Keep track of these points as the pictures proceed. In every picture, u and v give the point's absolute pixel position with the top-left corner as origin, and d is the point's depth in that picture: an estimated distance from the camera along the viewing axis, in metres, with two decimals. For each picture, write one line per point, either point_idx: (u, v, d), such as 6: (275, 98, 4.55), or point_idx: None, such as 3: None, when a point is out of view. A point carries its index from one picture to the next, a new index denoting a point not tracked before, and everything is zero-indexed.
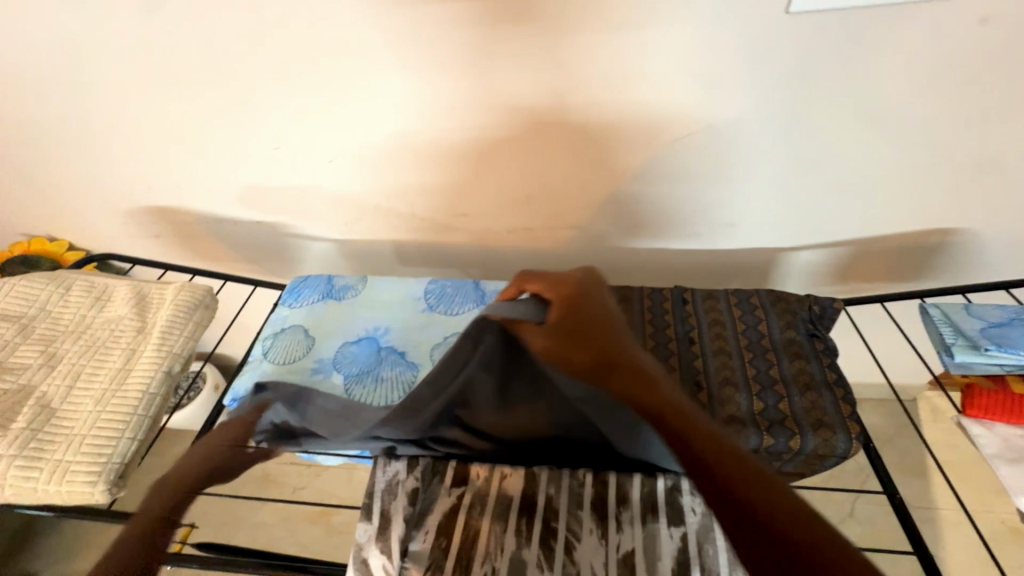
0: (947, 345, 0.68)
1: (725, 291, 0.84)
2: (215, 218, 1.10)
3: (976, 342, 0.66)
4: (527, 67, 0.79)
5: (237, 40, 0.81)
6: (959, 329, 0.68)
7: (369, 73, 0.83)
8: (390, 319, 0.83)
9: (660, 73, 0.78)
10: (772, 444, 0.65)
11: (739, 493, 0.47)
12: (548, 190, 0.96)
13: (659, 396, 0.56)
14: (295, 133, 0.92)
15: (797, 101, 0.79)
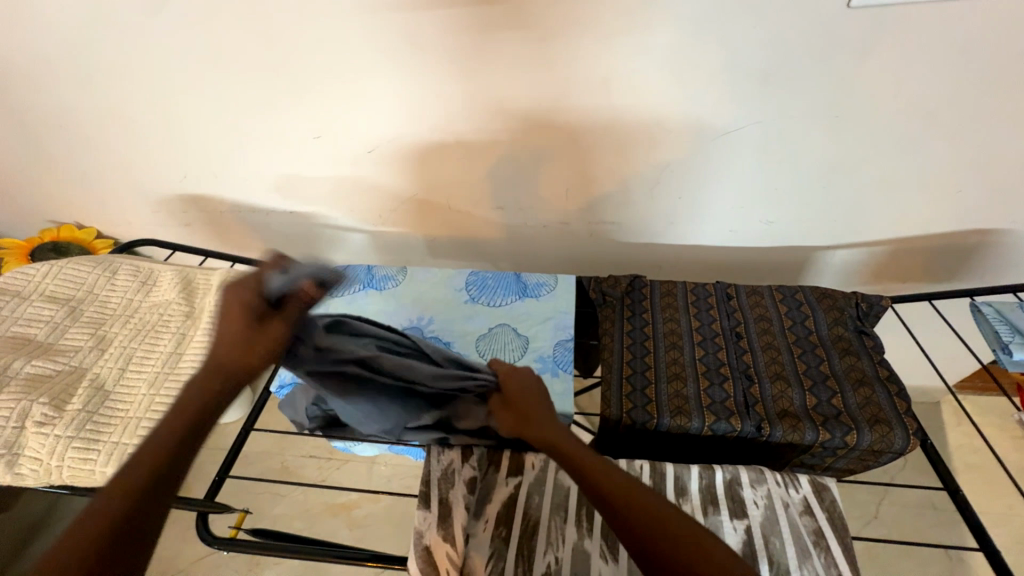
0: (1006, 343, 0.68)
1: (769, 287, 0.83)
2: (246, 205, 1.09)
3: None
4: (573, 59, 0.78)
5: (277, 27, 0.79)
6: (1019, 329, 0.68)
7: (415, 65, 0.81)
8: (432, 309, 0.83)
9: (714, 66, 0.76)
10: (828, 439, 0.64)
11: (634, 520, 0.48)
12: (586, 183, 0.95)
13: (560, 436, 0.55)
14: (331, 121, 0.91)
15: (848, 98, 0.78)
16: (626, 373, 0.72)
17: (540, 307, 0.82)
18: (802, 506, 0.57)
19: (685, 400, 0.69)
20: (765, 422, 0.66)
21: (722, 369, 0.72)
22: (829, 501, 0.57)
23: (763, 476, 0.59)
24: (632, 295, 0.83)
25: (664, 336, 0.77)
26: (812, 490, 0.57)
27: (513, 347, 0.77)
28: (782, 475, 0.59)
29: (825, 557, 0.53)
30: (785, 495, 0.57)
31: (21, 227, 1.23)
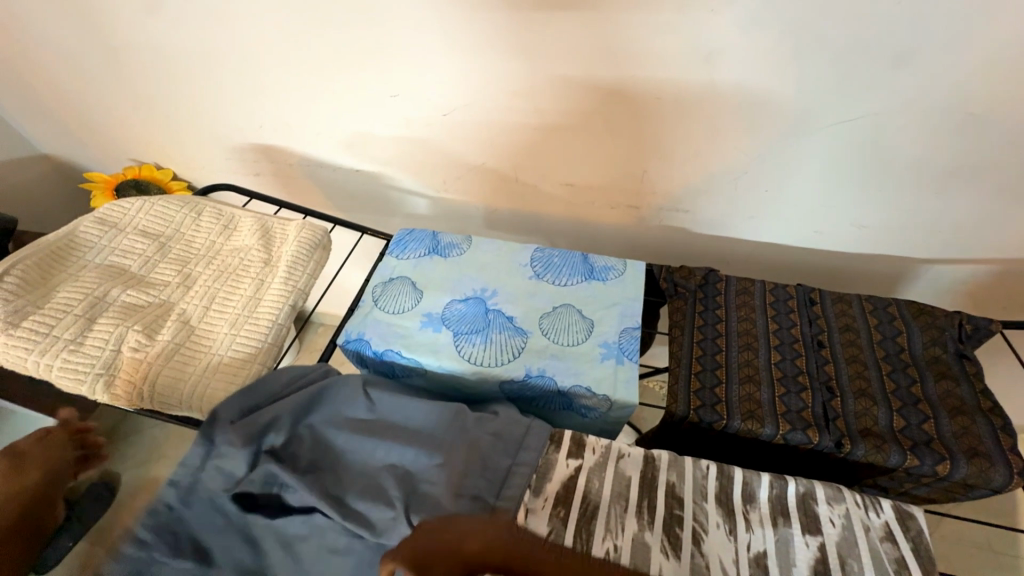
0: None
1: (858, 297, 0.77)
2: (317, 161, 1.11)
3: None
4: (679, 32, 0.72)
5: None
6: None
7: (504, 23, 0.77)
8: (497, 281, 0.81)
9: (839, 44, 0.68)
10: (914, 466, 0.59)
11: None
12: (666, 169, 0.90)
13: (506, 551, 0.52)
14: (411, 84, 0.89)
15: (990, 95, 0.68)
16: (695, 369, 0.69)
17: (607, 291, 0.79)
18: (883, 531, 0.53)
19: (757, 404, 0.65)
20: (846, 439, 0.61)
21: (800, 377, 0.68)
22: (914, 531, 0.53)
23: (841, 495, 0.56)
24: (705, 289, 0.79)
25: (737, 336, 0.73)
26: (896, 516, 0.54)
27: (578, 329, 0.74)
28: (862, 497, 0.55)
29: None
30: (865, 517, 0.54)
31: (106, 165, 1.29)
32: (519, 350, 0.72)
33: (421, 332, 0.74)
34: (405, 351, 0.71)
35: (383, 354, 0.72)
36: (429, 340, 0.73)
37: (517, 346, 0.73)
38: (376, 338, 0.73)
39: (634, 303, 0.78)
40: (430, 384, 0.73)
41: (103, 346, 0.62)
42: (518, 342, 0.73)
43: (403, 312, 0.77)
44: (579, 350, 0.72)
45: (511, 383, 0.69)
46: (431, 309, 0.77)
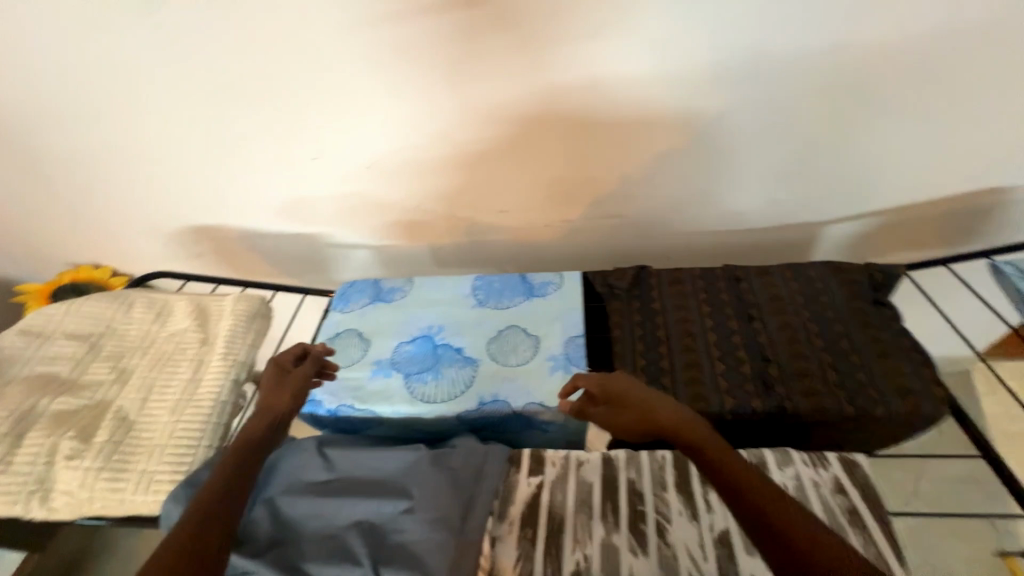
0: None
1: (779, 267, 0.82)
2: (255, 233, 1.12)
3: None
4: (562, 59, 0.79)
5: (274, 57, 0.82)
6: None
7: (408, 74, 0.83)
8: (441, 316, 0.82)
9: (702, 46, 0.76)
10: (853, 414, 0.62)
11: (775, 523, 0.45)
12: (585, 182, 0.96)
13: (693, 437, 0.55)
14: (332, 145, 0.94)
15: (838, 69, 0.78)
16: (639, 364, 0.72)
17: (548, 305, 0.82)
18: (833, 485, 0.55)
19: (702, 385, 0.68)
20: (787, 401, 0.64)
21: (737, 352, 0.71)
22: (861, 477, 0.55)
23: (789, 457, 0.58)
24: (639, 286, 0.82)
25: (674, 324, 0.76)
26: (843, 468, 0.56)
27: (524, 347, 0.76)
28: (808, 455, 0.58)
29: (863, 535, 0.51)
30: (814, 474, 0.56)
31: (41, 274, 1.27)
32: (470, 380, 0.73)
33: (372, 381, 0.74)
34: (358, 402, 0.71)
35: (337, 410, 0.71)
36: (381, 387, 0.73)
37: (468, 376, 0.74)
38: (328, 396, 0.73)
39: (575, 312, 0.80)
40: (390, 431, 0.73)
41: (34, 460, 0.61)
42: (469, 371, 0.74)
43: (353, 364, 0.77)
44: (529, 367, 0.74)
45: (466, 414, 0.70)
46: (381, 357, 0.78)
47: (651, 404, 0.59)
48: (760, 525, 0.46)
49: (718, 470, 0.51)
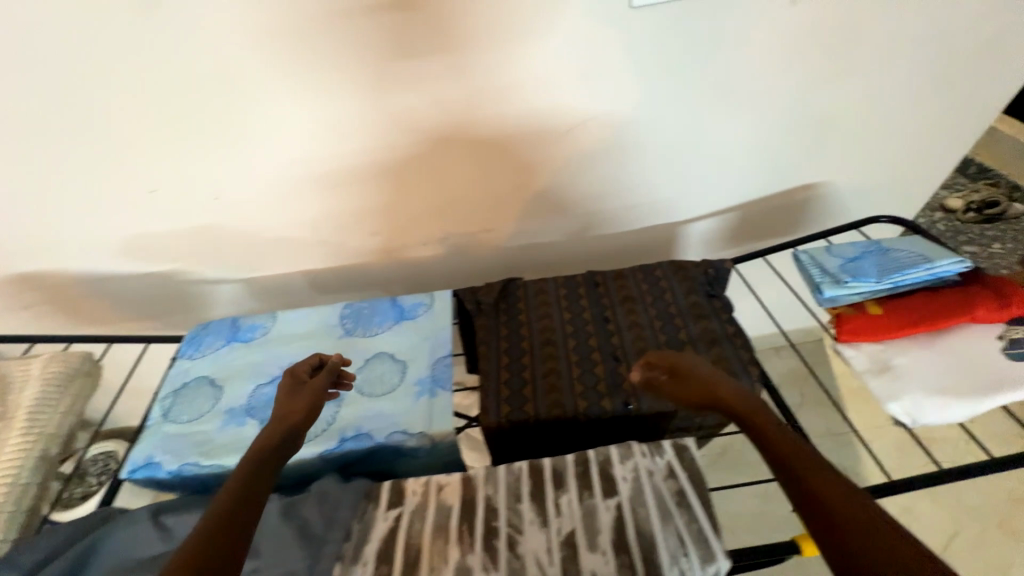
0: (843, 299, 0.68)
1: (632, 269, 0.88)
2: (90, 277, 0.99)
3: (857, 296, 0.68)
4: (402, 83, 0.78)
5: (73, 84, 0.73)
6: (855, 279, 0.68)
7: (243, 102, 0.78)
8: (305, 351, 0.79)
9: (535, 68, 0.79)
10: (687, 402, 0.69)
11: (822, 500, 0.48)
12: (452, 201, 0.97)
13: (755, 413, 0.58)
14: (167, 177, 0.85)
15: (660, 90, 0.85)
16: (503, 378, 0.73)
17: (418, 328, 0.81)
18: (667, 470, 0.60)
19: (560, 391, 0.71)
20: (632, 397, 0.70)
21: (592, 355, 0.76)
22: (689, 460, 0.61)
23: (630, 450, 0.62)
24: (506, 299, 0.85)
25: (538, 334, 0.79)
26: (674, 453, 0.61)
27: (391, 374, 0.75)
28: (647, 446, 0.62)
29: (687, 514, 0.56)
30: (650, 463, 0.61)
31: None
32: (333, 417, 0.70)
33: (223, 432, 0.69)
34: (204, 458, 0.65)
35: (180, 470, 0.65)
36: (233, 438, 0.68)
37: (331, 412, 0.71)
38: (168, 456, 0.66)
39: (444, 331, 0.81)
40: None
41: None
42: (332, 407, 0.71)
43: (201, 416, 0.71)
44: (396, 395, 0.72)
45: (327, 453, 0.67)
46: (234, 404, 0.72)
47: (710, 380, 0.63)
48: (806, 495, 0.49)
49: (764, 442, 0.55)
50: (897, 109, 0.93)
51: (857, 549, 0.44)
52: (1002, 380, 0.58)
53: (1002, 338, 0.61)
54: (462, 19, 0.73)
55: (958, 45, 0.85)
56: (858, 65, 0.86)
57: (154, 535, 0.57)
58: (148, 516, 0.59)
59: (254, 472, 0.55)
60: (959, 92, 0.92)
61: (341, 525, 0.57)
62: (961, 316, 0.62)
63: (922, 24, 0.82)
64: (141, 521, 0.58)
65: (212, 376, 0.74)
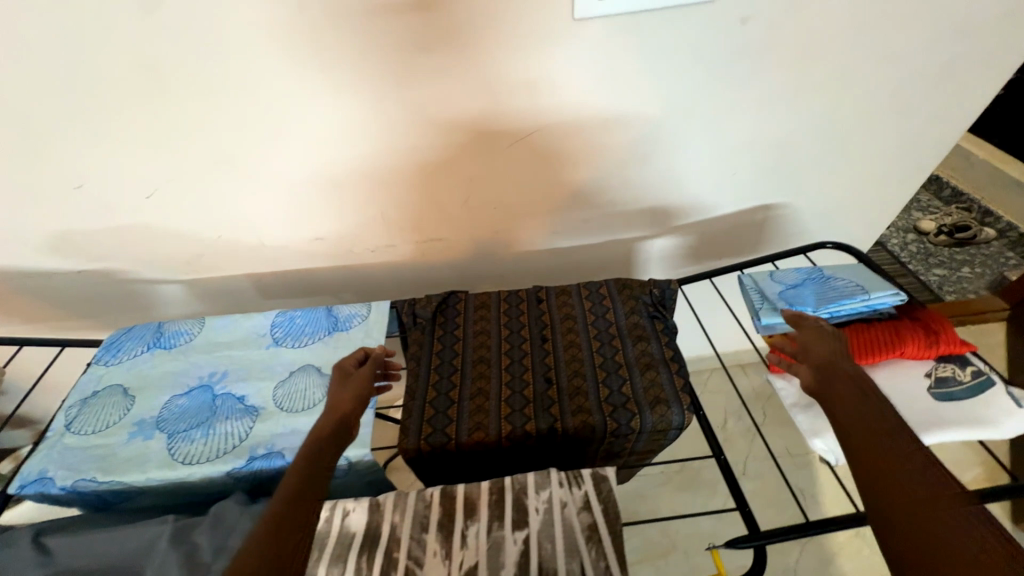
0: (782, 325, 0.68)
1: (577, 285, 0.86)
2: (18, 274, 0.94)
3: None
4: (346, 85, 0.76)
5: None
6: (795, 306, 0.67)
7: (169, 100, 0.75)
8: (228, 361, 0.75)
9: (482, 76, 0.77)
10: (616, 428, 0.67)
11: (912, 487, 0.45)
12: (403, 206, 0.95)
13: (863, 389, 0.54)
14: (95, 173, 0.81)
15: (613, 103, 0.83)
16: (429, 397, 0.71)
17: (349, 341, 0.78)
18: (582, 502, 0.58)
19: (486, 413, 0.68)
20: (559, 421, 0.67)
21: (525, 375, 0.73)
22: (606, 492, 0.59)
23: (547, 479, 0.60)
24: (444, 313, 0.82)
25: (472, 351, 0.77)
26: (592, 484, 0.59)
27: (314, 389, 0.72)
28: (565, 475, 0.60)
29: (595, 551, 0.54)
30: (565, 494, 0.58)
31: None
32: (245, 433, 0.67)
33: (126, 446, 0.65)
34: (101, 474, 0.62)
35: (73, 486, 0.61)
36: (135, 453, 0.64)
37: (244, 428, 0.67)
38: (63, 470, 0.62)
39: (376, 345, 0.78)
40: (150, 500, 0.65)
41: None
42: (247, 422, 0.68)
43: (106, 428, 0.67)
44: (315, 411, 0.69)
45: (233, 472, 0.63)
46: (144, 416, 0.69)
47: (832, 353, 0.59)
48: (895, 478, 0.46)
49: (875, 419, 0.51)
50: (854, 132, 0.92)
51: (940, 537, 0.42)
52: (925, 420, 0.56)
53: (929, 375, 0.59)
54: (402, 23, 0.70)
55: (914, 72, 0.84)
56: (813, 87, 0.84)
57: (29, 559, 0.54)
58: (29, 536, 0.56)
59: (310, 465, 0.58)
60: (916, 119, 0.91)
61: (228, 554, 0.54)
62: (889, 351, 0.61)
63: (877, 48, 0.80)
64: (20, 543, 0.55)
65: (124, 385, 0.71)
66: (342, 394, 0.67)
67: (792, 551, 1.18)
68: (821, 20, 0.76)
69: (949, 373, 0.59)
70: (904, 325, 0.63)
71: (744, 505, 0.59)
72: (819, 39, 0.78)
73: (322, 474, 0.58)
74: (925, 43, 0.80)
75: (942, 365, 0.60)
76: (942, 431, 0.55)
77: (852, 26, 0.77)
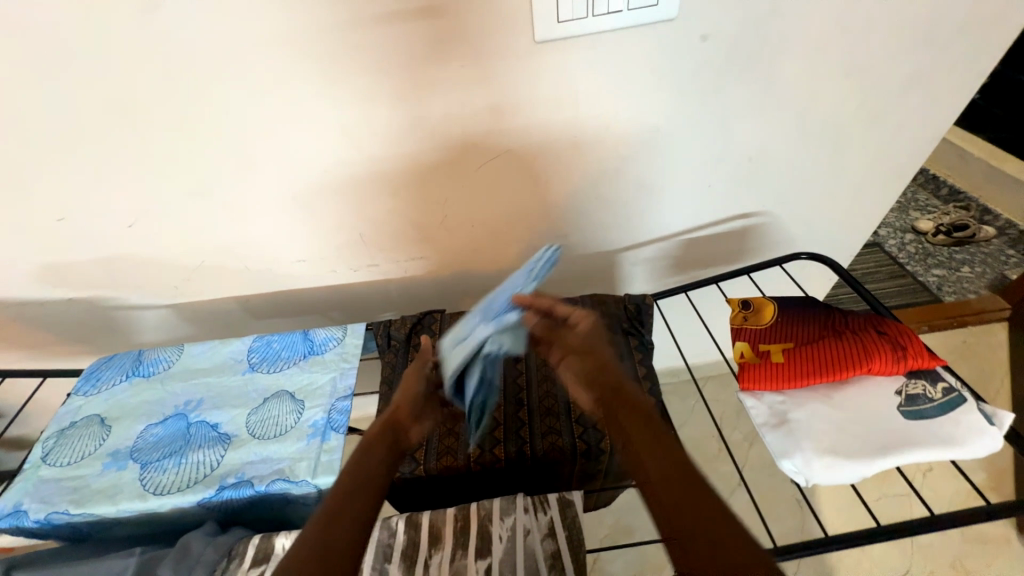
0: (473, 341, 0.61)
1: (552, 302, 0.86)
2: (11, 304, 0.97)
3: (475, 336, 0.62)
4: (322, 112, 0.77)
5: None
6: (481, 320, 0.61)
7: (145, 131, 0.77)
8: (204, 388, 0.76)
9: (451, 97, 0.78)
10: (585, 450, 0.66)
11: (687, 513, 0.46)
12: (382, 227, 0.96)
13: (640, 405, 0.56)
14: (79, 206, 0.83)
15: (585, 119, 0.83)
16: None
17: (322, 366, 0.78)
18: (547, 529, 0.58)
19: (455, 437, 0.68)
20: (528, 443, 0.67)
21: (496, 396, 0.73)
22: (571, 518, 0.58)
23: (512, 505, 0.59)
24: (419, 334, 0.82)
25: None
26: (557, 510, 0.58)
27: (287, 415, 0.72)
28: (531, 501, 0.60)
29: None
30: (530, 520, 0.58)
31: None
32: (215, 463, 0.67)
33: (100, 477, 0.66)
34: (74, 506, 0.63)
35: (46, 519, 0.62)
36: (108, 485, 0.65)
37: (214, 457, 0.68)
38: (38, 502, 0.63)
39: (348, 368, 0.78)
40: (123, 530, 0.65)
41: None
42: (219, 450, 0.68)
43: (80, 460, 0.68)
44: (286, 438, 0.70)
45: (203, 502, 0.64)
46: (119, 446, 0.70)
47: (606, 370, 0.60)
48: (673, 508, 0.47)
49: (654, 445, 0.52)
50: (831, 139, 0.91)
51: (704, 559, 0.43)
52: (894, 441, 0.55)
53: (900, 393, 0.58)
54: (371, 48, 0.71)
55: (887, 78, 0.83)
56: (785, 97, 0.84)
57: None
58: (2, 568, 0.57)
59: (369, 470, 0.54)
60: (893, 124, 0.90)
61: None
62: (855, 367, 0.60)
63: (847, 56, 0.79)
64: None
65: (101, 416, 0.72)
66: (408, 393, 0.63)
67: (788, 564, 1.16)
68: (788, 30, 0.75)
69: (920, 390, 0.58)
70: (871, 337, 0.62)
71: None
72: (787, 50, 0.78)
73: (373, 476, 0.54)
74: (897, 50, 0.79)
75: (913, 381, 0.59)
76: (912, 451, 0.53)
77: (821, 36, 0.76)
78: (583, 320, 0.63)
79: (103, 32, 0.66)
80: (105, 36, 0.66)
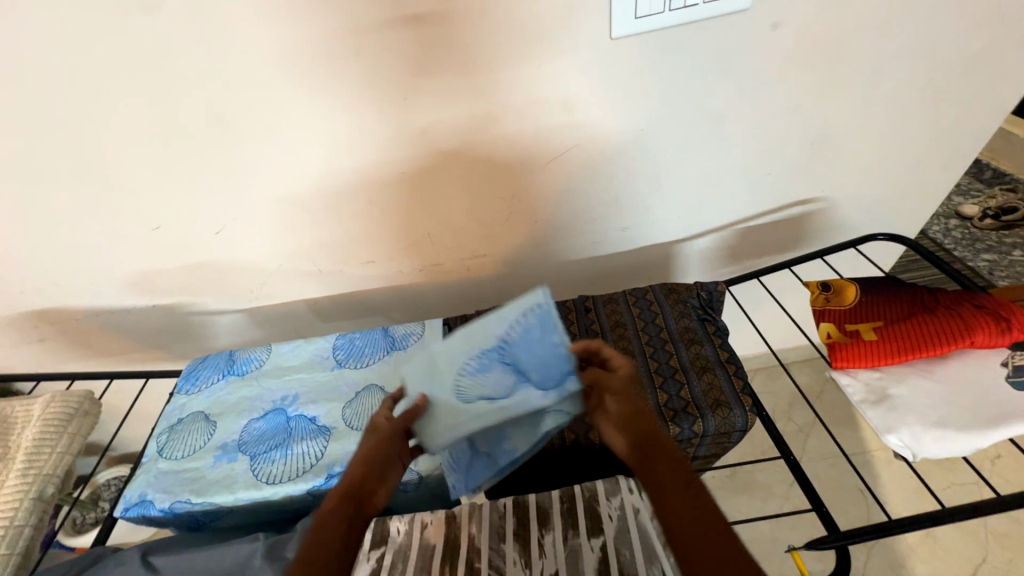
0: (506, 393, 0.62)
1: (624, 293, 0.87)
2: (102, 311, 1.02)
3: (508, 384, 0.63)
4: (401, 116, 0.81)
5: (74, 129, 0.75)
6: (520, 368, 0.63)
7: (238, 141, 0.81)
8: (297, 384, 0.79)
9: (525, 95, 0.80)
10: (678, 433, 0.68)
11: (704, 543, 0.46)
12: (447, 226, 0.99)
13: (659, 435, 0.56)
14: (171, 214, 0.88)
15: (652, 112, 0.85)
16: None
17: (407, 359, 0.81)
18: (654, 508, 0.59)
19: None
20: None
21: None
22: None
23: (617, 486, 0.61)
24: None
25: None
26: None
27: None
28: (634, 481, 0.62)
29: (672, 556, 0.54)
30: (636, 500, 0.60)
31: None
32: (320, 453, 0.70)
33: (214, 468, 0.70)
34: (194, 495, 0.67)
35: (171, 508, 0.66)
36: (222, 475, 0.69)
37: (318, 448, 0.71)
38: (161, 492, 0.67)
39: None
40: (237, 518, 0.69)
41: None
42: (321, 442, 0.71)
43: (193, 453, 0.72)
44: None
45: (313, 490, 0.67)
46: (226, 439, 0.73)
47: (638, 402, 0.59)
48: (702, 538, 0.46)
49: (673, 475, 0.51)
50: (895, 122, 0.92)
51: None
52: (1004, 412, 0.55)
53: (1005, 365, 0.59)
54: (453, 53, 0.74)
55: (954, 57, 0.83)
56: (851, 81, 0.84)
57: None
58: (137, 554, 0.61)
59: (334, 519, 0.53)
60: (959, 104, 0.90)
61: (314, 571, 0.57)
62: (955, 342, 0.60)
63: (915, 38, 0.80)
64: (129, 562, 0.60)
65: (205, 412, 0.76)
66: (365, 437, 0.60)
67: (858, 553, 1.14)
68: (858, 15, 0.76)
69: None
70: (968, 312, 0.62)
71: (820, 505, 0.59)
72: (856, 34, 0.79)
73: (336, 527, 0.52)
74: (966, 28, 0.79)
75: (1017, 353, 0.59)
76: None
77: (890, 19, 0.77)
78: (623, 366, 0.61)
79: (208, 47, 0.70)
80: (209, 51, 0.70)
